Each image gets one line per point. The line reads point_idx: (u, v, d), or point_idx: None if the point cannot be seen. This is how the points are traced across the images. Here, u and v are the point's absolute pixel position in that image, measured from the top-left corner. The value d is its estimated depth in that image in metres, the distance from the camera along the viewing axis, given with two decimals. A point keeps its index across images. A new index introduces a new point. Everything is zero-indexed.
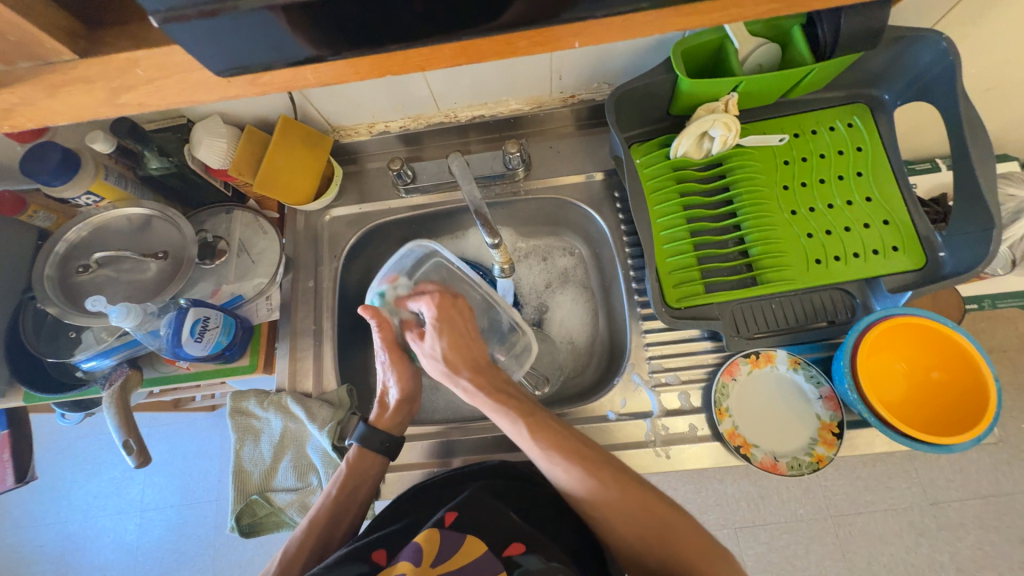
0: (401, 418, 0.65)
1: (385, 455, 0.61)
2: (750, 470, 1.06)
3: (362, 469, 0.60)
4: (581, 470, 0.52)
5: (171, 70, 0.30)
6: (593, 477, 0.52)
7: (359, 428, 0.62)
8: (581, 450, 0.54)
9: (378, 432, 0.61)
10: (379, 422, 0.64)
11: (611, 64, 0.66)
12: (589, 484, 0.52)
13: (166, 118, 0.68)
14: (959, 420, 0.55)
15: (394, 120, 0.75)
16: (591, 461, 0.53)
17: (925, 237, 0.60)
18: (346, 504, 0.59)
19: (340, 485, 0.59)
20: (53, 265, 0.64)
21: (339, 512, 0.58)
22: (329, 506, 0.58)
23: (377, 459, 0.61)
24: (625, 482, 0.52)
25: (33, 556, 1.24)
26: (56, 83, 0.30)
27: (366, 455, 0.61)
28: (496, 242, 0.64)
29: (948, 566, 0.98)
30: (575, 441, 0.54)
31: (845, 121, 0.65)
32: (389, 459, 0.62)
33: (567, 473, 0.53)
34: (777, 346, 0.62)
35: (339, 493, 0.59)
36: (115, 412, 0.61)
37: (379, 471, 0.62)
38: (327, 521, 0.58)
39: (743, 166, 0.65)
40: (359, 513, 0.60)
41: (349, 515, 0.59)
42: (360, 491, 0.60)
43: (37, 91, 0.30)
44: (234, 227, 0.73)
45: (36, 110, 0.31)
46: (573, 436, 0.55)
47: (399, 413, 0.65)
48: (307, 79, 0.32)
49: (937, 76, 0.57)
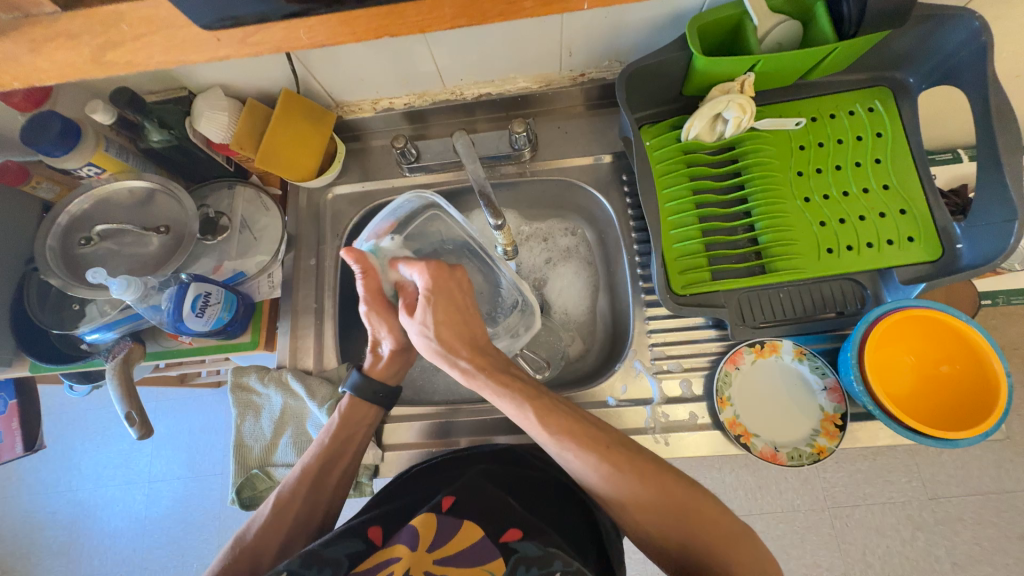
0: (397, 367, 0.66)
1: (380, 404, 0.63)
2: (750, 460, 1.06)
3: (355, 419, 0.62)
4: (632, 478, 0.50)
5: (157, 25, 0.31)
6: (608, 464, 0.50)
7: (353, 377, 0.62)
8: (631, 457, 0.51)
9: (371, 384, 0.62)
10: (374, 370, 0.65)
11: (623, 39, 0.63)
12: (604, 471, 0.50)
13: (168, 90, 0.67)
14: (967, 414, 0.54)
15: (399, 97, 0.73)
16: (642, 468, 0.51)
17: (942, 228, 0.58)
18: (338, 453, 0.60)
19: (332, 437, 0.60)
20: (55, 236, 0.64)
21: (332, 461, 0.60)
22: (319, 454, 0.59)
23: (370, 409, 0.62)
24: (677, 484, 0.51)
25: (46, 522, 1.28)
26: (38, 38, 0.30)
27: (361, 406, 0.62)
28: (500, 223, 0.62)
29: (944, 560, 0.98)
30: (617, 443, 0.52)
31: (865, 105, 0.63)
32: (383, 408, 0.63)
33: (579, 460, 0.51)
34: (783, 336, 0.61)
35: (331, 443, 0.59)
36: (117, 384, 0.61)
37: (372, 421, 0.63)
38: (319, 469, 0.59)
39: (756, 151, 0.63)
40: (354, 463, 0.61)
41: (342, 464, 0.60)
42: (353, 441, 0.61)
43: (20, 47, 0.31)
44: (237, 203, 0.73)
45: (18, 67, 0.32)
46: (617, 441, 0.53)
47: (394, 363, 0.66)
48: (301, 38, 0.33)
49: (966, 58, 0.54)
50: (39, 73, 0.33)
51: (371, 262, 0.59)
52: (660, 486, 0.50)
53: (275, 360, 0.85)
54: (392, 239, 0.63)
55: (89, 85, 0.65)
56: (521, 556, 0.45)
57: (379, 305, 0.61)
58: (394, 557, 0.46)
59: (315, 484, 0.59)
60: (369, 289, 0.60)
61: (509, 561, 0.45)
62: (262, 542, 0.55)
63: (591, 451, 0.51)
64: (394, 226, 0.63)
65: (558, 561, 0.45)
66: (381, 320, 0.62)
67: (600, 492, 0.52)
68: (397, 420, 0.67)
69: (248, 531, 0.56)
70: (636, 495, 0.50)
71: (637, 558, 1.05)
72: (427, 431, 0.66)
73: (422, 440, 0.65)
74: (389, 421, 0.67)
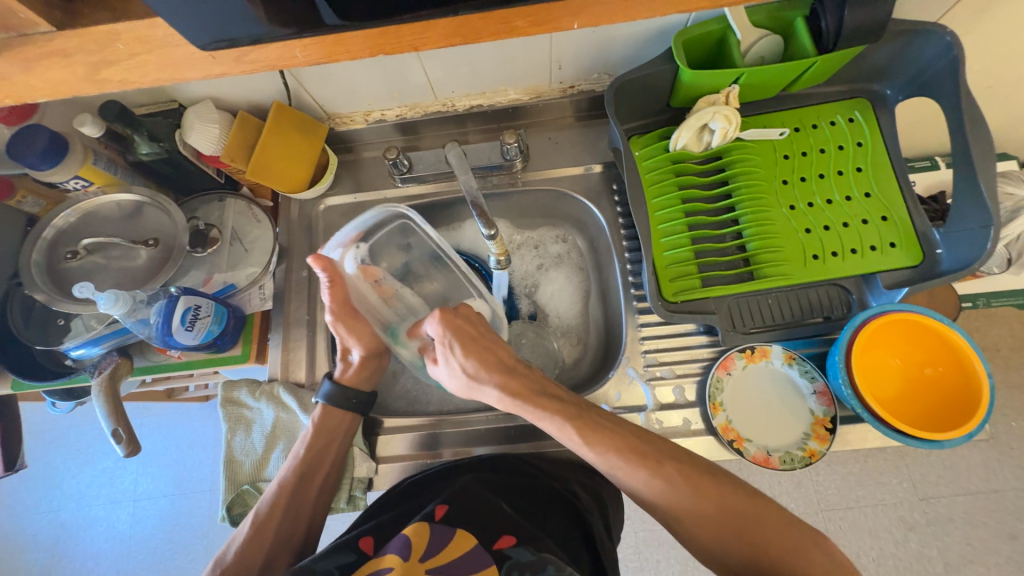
0: (369, 373, 0.65)
1: (356, 411, 0.63)
2: (744, 465, 1.06)
3: (328, 426, 0.61)
4: (645, 472, 0.51)
5: (152, 44, 0.31)
6: (658, 478, 0.50)
7: (325, 386, 0.62)
8: (641, 449, 0.52)
9: (345, 391, 0.62)
10: (345, 377, 0.64)
11: (612, 53, 0.64)
12: (655, 485, 0.50)
13: (155, 101, 0.66)
14: (952, 415, 0.56)
15: (390, 108, 0.74)
16: (648, 458, 0.51)
17: (922, 234, 0.60)
18: (315, 462, 0.59)
19: (308, 446, 0.59)
20: (40, 251, 0.63)
21: (308, 472, 0.59)
22: (298, 465, 0.59)
23: (347, 416, 0.62)
24: (691, 473, 0.51)
25: (26, 545, 1.24)
26: (29, 57, 0.30)
27: (335, 413, 0.61)
28: (493, 233, 0.63)
29: (936, 560, 0.99)
30: (626, 435, 0.53)
31: (846, 116, 0.65)
32: (360, 415, 0.63)
33: (627, 475, 0.51)
34: (773, 341, 0.62)
35: (307, 453, 0.59)
36: (103, 401, 0.60)
37: (347, 428, 0.62)
38: (296, 480, 0.58)
39: (741, 160, 0.65)
40: (333, 471, 0.61)
41: (321, 473, 0.60)
42: (330, 450, 0.60)
43: (12, 66, 0.31)
44: (227, 215, 0.72)
45: (10, 85, 0.32)
46: (625, 433, 0.53)
47: (367, 368, 0.65)
48: (296, 57, 0.34)
49: (940, 71, 0.56)
50: (29, 90, 0.33)
51: (338, 270, 0.58)
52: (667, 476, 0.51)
53: (266, 373, 0.83)
54: (359, 248, 0.61)
55: (75, 99, 0.65)
56: (514, 563, 0.46)
57: (345, 313, 0.62)
58: (386, 568, 0.45)
59: (296, 496, 0.58)
60: (335, 297, 0.60)
61: (503, 567, 0.45)
62: (242, 558, 0.54)
63: (602, 445, 0.52)
64: (361, 237, 0.61)
65: (551, 567, 0.45)
66: (348, 327, 0.62)
67: (620, 485, 0.53)
68: (391, 432, 0.66)
69: (229, 548, 0.55)
70: (649, 487, 0.51)
71: (634, 566, 1.05)
72: (420, 443, 0.65)
73: (416, 452, 0.65)
74: (383, 433, 0.66)
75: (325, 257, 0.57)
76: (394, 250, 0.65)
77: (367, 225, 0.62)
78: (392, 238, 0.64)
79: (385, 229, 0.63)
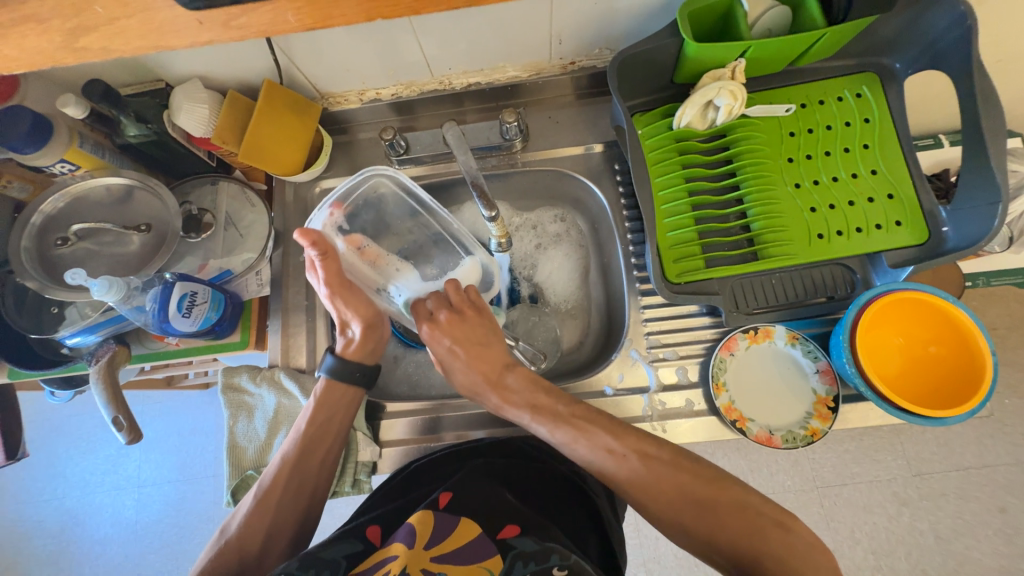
0: (371, 346, 0.62)
1: (359, 385, 0.61)
2: (742, 444, 1.08)
3: (333, 401, 0.60)
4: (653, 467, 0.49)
5: (132, 8, 0.33)
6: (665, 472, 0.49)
7: (326, 360, 0.61)
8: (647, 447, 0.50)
9: (350, 365, 0.60)
10: (347, 351, 0.61)
11: (614, 26, 0.62)
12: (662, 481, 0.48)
13: (142, 81, 0.64)
14: (955, 393, 0.56)
15: (386, 87, 0.72)
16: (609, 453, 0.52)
17: (929, 211, 0.59)
18: (319, 437, 0.58)
19: (311, 421, 0.58)
20: (30, 237, 0.61)
21: (311, 446, 0.58)
22: (300, 441, 0.58)
23: (350, 389, 0.61)
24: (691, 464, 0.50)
25: (33, 531, 1.25)
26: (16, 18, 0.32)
27: (338, 388, 0.60)
28: (494, 215, 0.61)
29: (928, 534, 1.01)
30: (577, 409, 0.55)
31: (854, 91, 0.63)
32: (363, 388, 0.62)
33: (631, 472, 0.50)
34: (776, 322, 0.61)
35: (310, 427, 0.58)
36: (102, 389, 0.60)
37: (350, 403, 0.61)
38: (299, 453, 0.57)
39: (747, 138, 0.63)
40: (336, 445, 0.60)
41: (325, 445, 0.59)
42: (333, 425, 0.59)
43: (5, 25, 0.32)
44: (221, 199, 0.71)
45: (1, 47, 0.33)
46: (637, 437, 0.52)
47: (368, 342, 0.61)
48: (288, 20, 0.34)
49: (951, 43, 0.54)
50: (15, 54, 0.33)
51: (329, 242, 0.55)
52: (644, 462, 0.51)
53: (266, 360, 0.83)
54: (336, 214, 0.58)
55: (58, 78, 0.62)
56: (518, 552, 0.46)
57: (341, 286, 0.57)
58: (391, 556, 0.45)
59: (297, 471, 0.57)
60: (329, 272, 0.56)
61: (508, 557, 0.46)
62: (245, 533, 0.54)
63: (562, 426, 0.54)
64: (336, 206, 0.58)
65: (555, 557, 0.45)
66: (345, 301, 0.58)
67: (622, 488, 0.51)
68: (393, 416, 0.66)
69: (233, 520, 0.55)
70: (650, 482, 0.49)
71: (634, 543, 1.07)
72: (422, 427, 0.65)
73: (417, 436, 0.65)
74: (385, 418, 0.66)
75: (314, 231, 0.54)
76: (373, 215, 0.61)
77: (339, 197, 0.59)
78: (371, 204, 0.61)
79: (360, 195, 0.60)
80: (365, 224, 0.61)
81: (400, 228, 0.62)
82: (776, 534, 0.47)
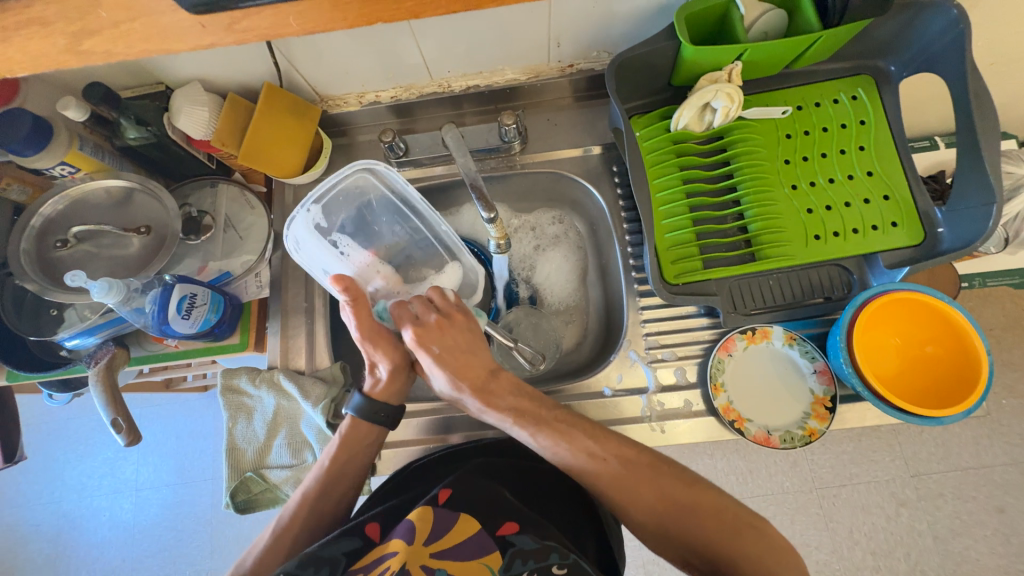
0: (400, 386, 0.61)
1: (383, 425, 0.60)
2: (741, 445, 1.08)
3: (356, 439, 0.59)
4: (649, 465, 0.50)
5: (134, 11, 0.33)
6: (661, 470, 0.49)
7: (353, 399, 0.60)
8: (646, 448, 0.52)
9: (377, 406, 0.60)
10: (376, 391, 0.60)
11: (612, 29, 0.63)
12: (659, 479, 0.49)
13: (142, 84, 0.64)
14: (952, 393, 0.56)
15: (385, 90, 0.72)
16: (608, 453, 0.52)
17: (924, 212, 0.59)
18: (339, 473, 0.58)
19: (332, 458, 0.58)
20: (29, 239, 0.61)
21: (332, 481, 0.58)
22: (322, 478, 0.58)
23: (373, 429, 0.60)
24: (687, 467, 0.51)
25: (30, 535, 1.25)
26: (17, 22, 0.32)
27: (360, 426, 0.60)
28: (493, 217, 0.61)
29: (926, 534, 1.02)
30: (571, 415, 0.55)
31: (850, 93, 0.64)
32: (387, 428, 0.60)
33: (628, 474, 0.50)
34: (773, 322, 0.62)
35: (331, 463, 0.58)
36: (101, 391, 0.60)
37: (374, 441, 0.60)
38: (321, 488, 0.58)
39: (744, 140, 0.64)
40: (355, 481, 0.59)
41: (343, 485, 0.58)
42: (354, 462, 0.59)
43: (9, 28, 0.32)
44: (220, 202, 0.71)
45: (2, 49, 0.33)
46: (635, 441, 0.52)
47: (395, 382, 0.61)
48: (290, 24, 0.35)
49: (944, 47, 0.55)
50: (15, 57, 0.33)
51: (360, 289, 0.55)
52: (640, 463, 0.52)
53: (265, 362, 0.83)
54: (310, 211, 0.60)
55: (58, 81, 0.62)
56: (517, 550, 0.46)
57: (375, 334, 0.57)
58: (390, 552, 0.45)
59: (317, 507, 0.57)
60: (360, 317, 0.56)
61: (507, 554, 0.46)
62: (260, 564, 0.54)
63: (553, 435, 0.53)
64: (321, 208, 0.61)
65: (554, 554, 0.46)
66: (375, 345, 0.58)
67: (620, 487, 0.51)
68: None
69: (252, 551, 0.56)
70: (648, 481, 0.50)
71: (633, 545, 1.07)
72: (421, 428, 0.65)
73: (417, 438, 0.65)
74: None
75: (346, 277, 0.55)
76: (356, 216, 0.63)
77: (326, 200, 0.61)
78: (354, 204, 0.63)
79: (343, 195, 0.62)
80: (348, 224, 0.63)
81: (394, 234, 0.64)
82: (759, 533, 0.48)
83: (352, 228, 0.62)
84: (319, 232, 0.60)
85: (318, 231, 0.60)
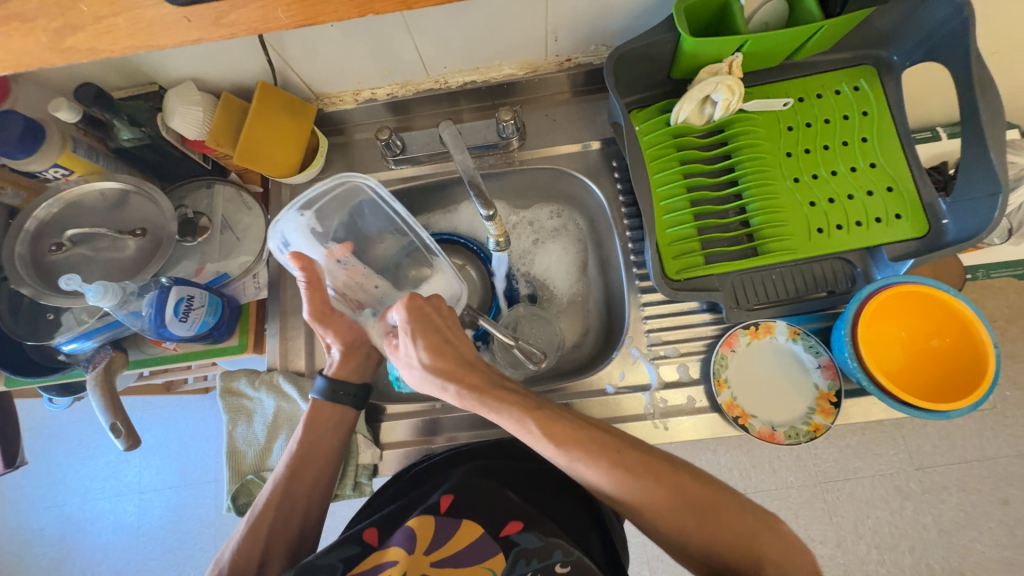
0: (357, 364, 0.63)
1: (352, 405, 0.61)
2: (744, 441, 1.07)
3: (321, 422, 0.60)
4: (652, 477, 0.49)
5: (118, 6, 0.33)
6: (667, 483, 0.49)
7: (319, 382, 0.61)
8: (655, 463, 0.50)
9: (343, 386, 0.61)
10: (333, 372, 0.62)
11: (610, 21, 0.62)
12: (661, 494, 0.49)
13: (137, 85, 0.64)
14: (958, 386, 0.55)
15: (381, 87, 0.71)
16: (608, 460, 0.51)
17: (929, 204, 0.58)
18: (306, 460, 0.58)
19: (300, 443, 0.58)
20: (24, 243, 0.60)
21: (302, 467, 0.58)
22: (290, 465, 0.58)
23: (342, 411, 0.61)
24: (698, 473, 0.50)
25: (35, 539, 1.25)
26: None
27: (325, 409, 0.60)
28: (491, 213, 0.60)
29: (931, 527, 1.01)
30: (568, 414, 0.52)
31: (851, 84, 0.63)
32: (355, 408, 0.61)
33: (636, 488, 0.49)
34: (777, 317, 0.61)
35: (300, 448, 0.58)
36: (100, 396, 0.59)
37: (341, 424, 0.61)
38: (291, 475, 0.57)
39: (746, 133, 0.63)
40: (328, 467, 0.59)
41: (315, 469, 0.59)
42: (321, 446, 0.59)
43: None
44: (216, 203, 0.70)
45: None
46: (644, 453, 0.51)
47: (352, 360, 0.63)
48: (278, 17, 0.35)
49: (948, 34, 0.54)
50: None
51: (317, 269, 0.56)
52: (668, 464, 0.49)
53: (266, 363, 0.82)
54: (303, 216, 0.55)
55: (50, 82, 0.61)
56: (521, 550, 0.46)
57: (323, 311, 0.58)
58: (389, 561, 0.45)
59: (288, 494, 0.57)
60: (313, 298, 0.57)
61: (511, 555, 0.46)
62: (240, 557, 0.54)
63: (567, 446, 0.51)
64: (316, 215, 0.56)
65: (558, 553, 0.46)
66: (326, 326, 0.59)
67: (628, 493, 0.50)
68: (393, 418, 0.65)
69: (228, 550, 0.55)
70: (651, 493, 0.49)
71: (637, 542, 1.06)
72: (422, 428, 0.64)
73: (418, 437, 0.64)
74: (386, 420, 0.65)
75: (306, 255, 0.55)
76: (348, 217, 0.59)
77: (316, 203, 0.56)
78: (347, 206, 0.58)
79: (333, 198, 0.57)
80: (341, 228, 0.59)
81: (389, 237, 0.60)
82: (751, 522, 0.48)
83: (342, 231, 0.59)
84: (314, 238, 0.56)
85: (314, 237, 0.56)
